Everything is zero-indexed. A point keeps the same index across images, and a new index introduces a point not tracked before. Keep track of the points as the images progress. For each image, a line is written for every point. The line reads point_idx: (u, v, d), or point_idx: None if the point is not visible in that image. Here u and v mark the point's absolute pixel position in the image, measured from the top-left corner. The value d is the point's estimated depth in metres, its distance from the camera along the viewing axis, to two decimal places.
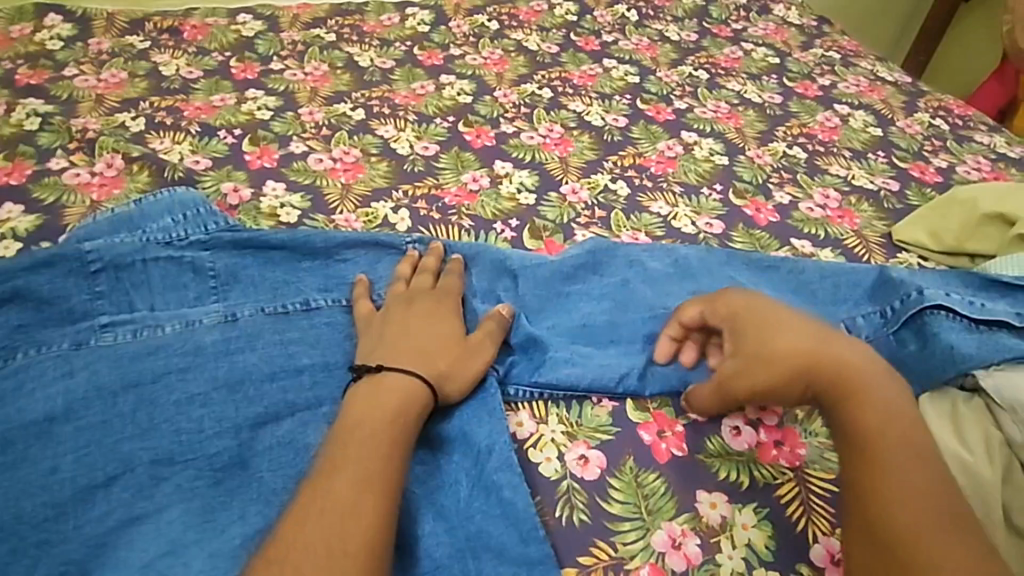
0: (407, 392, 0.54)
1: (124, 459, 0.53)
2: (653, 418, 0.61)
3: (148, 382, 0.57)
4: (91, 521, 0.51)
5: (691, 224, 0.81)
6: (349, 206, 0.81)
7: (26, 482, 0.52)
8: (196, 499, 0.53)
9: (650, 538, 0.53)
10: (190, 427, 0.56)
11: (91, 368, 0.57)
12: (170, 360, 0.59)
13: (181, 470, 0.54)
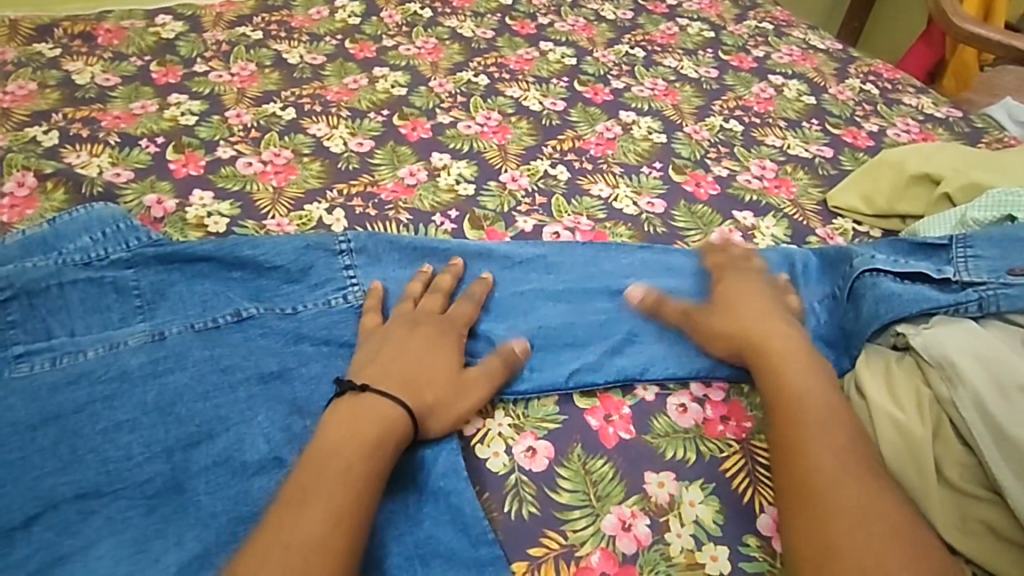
0: (385, 421, 0.52)
1: (45, 497, 0.51)
2: (599, 403, 0.60)
3: (70, 414, 0.55)
4: (14, 566, 0.48)
5: (632, 205, 0.81)
6: (281, 210, 0.78)
7: None
8: (129, 530, 0.50)
9: (599, 523, 0.53)
10: (117, 455, 0.53)
11: (5, 403, 0.54)
12: (93, 389, 0.56)
13: (110, 502, 0.51)
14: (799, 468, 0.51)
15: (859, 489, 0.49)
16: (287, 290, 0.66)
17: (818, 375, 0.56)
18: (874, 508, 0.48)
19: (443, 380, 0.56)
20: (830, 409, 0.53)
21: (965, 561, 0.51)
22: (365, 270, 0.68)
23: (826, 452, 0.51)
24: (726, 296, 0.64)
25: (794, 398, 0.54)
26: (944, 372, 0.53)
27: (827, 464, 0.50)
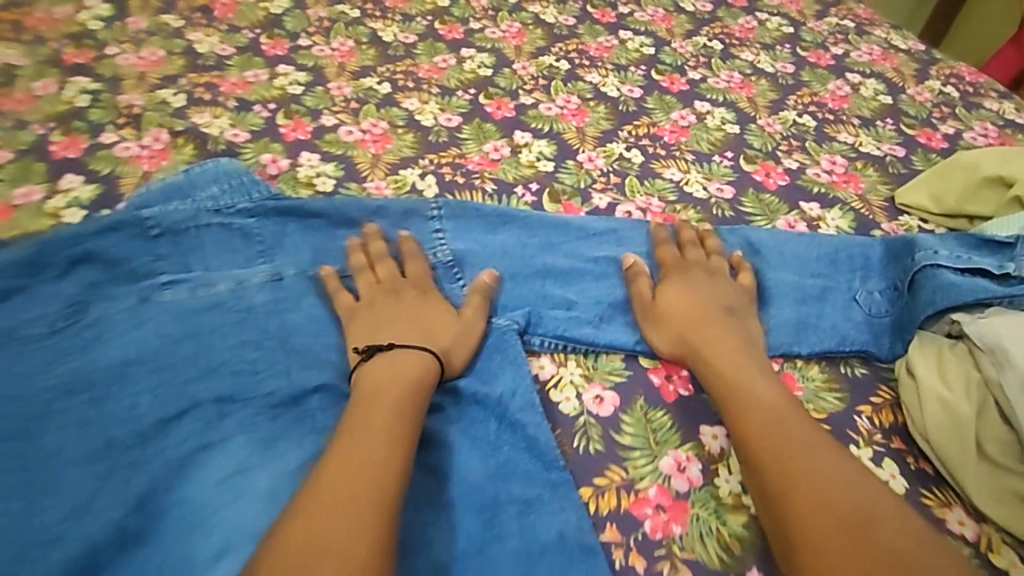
0: (418, 366, 0.60)
1: (191, 397, 0.61)
2: (662, 364, 0.66)
3: (208, 333, 0.65)
4: (169, 448, 0.58)
5: (702, 188, 0.86)
6: (378, 174, 0.86)
7: (110, 416, 0.59)
8: (258, 430, 0.60)
9: (657, 462, 0.59)
10: (247, 369, 0.63)
11: (158, 320, 0.65)
12: (227, 315, 0.66)
13: (242, 406, 0.61)
14: (751, 461, 0.54)
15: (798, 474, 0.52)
16: (386, 246, 0.74)
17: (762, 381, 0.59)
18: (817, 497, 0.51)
19: (454, 333, 0.64)
20: (764, 404, 0.57)
21: (998, 529, 0.55)
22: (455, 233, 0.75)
23: (765, 444, 0.55)
24: (665, 305, 0.67)
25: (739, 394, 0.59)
26: (994, 358, 0.56)
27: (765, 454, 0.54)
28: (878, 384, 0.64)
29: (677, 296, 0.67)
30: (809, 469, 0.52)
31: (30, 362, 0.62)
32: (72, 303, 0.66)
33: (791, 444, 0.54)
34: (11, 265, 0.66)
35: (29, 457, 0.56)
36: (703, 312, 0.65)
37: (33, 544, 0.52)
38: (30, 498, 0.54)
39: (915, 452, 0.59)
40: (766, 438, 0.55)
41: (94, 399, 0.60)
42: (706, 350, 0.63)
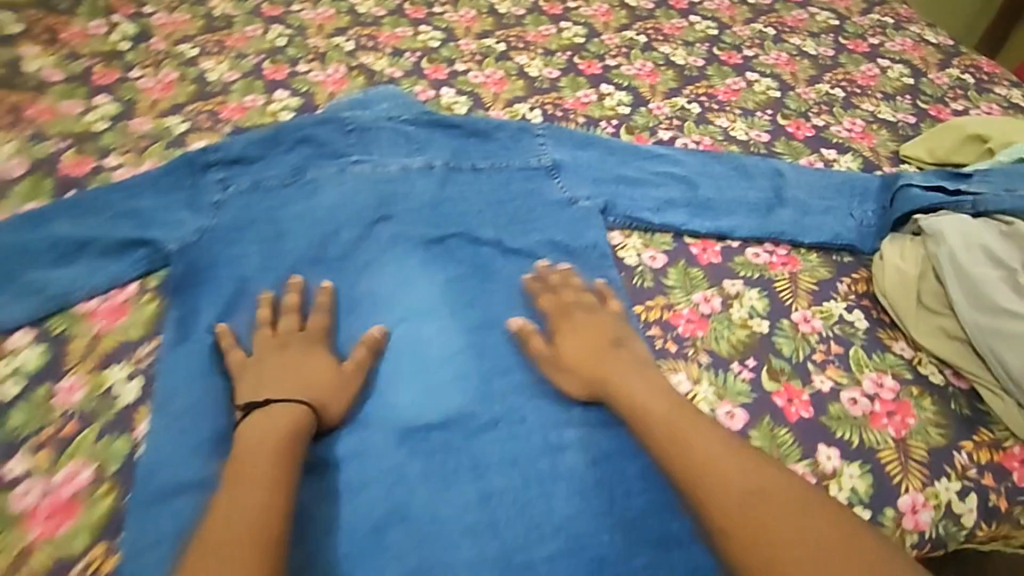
0: (293, 422, 0.67)
1: (378, 228, 0.91)
2: (700, 242, 0.92)
3: (386, 193, 0.95)
4: (365, 255, 0.88)
5: (745, 133, 1.11)
6: (499, 105, 1.13)
7: (329, 233, 0.90)
8: (421, 251, 0.89)
9: (690, 295, 0.85)
10: (413, 216, 0.93)
11: (354, 182, 0.96)
12: (398, 184, 0.96)
13: (410, 237, 0.90)
14: (715, 509, 0.57)
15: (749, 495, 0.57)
16: (505, 150, 1.02)
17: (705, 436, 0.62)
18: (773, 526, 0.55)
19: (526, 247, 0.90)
20: (699, 453, 0.61)
21: (927, 354, 0.78)
22: (555, 145, 1.03)
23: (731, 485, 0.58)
24: (568, 352, 0.75)
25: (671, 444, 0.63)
26: (932, 237, 0.80)
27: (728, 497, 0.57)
28: (858, 267, 0.89)
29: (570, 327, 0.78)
30: (758, 501, 0.56)
31: (276, 200, 0.94)
32: (295, 167, 0.97)
33: (751, 493, 0.57)
34: (259, 140, 0.99)
35: (278, 253, 0.87)
36: (604, 346, 0.74)
37: (286, 299, 0.83)
38: (283, 277, 0.86)
39: (877, 306, 0.83)
40: (673, 454, 0.62)
41: (318, 223, 0.91)
42: (623, 395, 0.70)
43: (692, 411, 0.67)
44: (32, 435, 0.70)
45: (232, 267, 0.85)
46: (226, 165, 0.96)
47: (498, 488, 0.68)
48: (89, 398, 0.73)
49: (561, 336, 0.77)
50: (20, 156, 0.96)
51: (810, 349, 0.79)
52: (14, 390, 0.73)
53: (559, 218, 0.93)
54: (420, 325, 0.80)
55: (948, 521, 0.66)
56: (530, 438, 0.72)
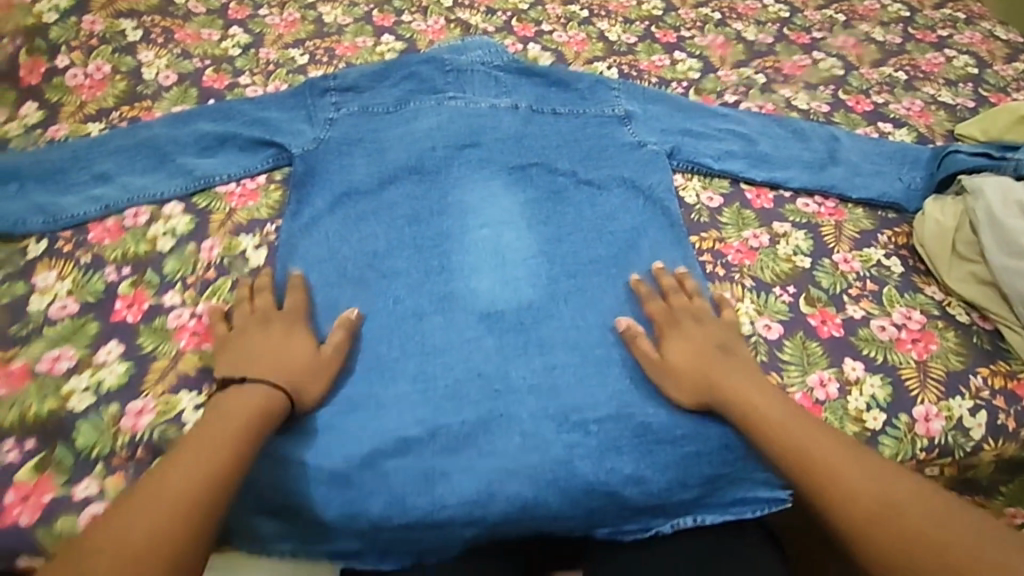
0: (249, 413, 0.66)
1: (467, 158, 0.98)
2: (755, 189, 1.02)
3: (475, 129, 1.01)
4: (456, 178, 0.96)
5: (806, 103, 1.19)
6: (580, 62, 1.25)
7: (424, 156, 0.98)
8: (505, 181, 0.97)
9: (741, 231, 0.95)
10: (498, 151, 1.00)
11: (447, 116, 1.03)
12: (487, 121, 1.03)
13: (495, 168, 0.98)
14: (848, 529, 0.61)
15: (878, 509, 0.61)
16: (585, 100, 1.08)
17: (822, 447, 0.66)
18: (899, 534, 0.59)
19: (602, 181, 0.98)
20: (823, 465, 0.64)
21: (955, 297, 0.86)
22: (629, 97, 1.09)
23: (856, 496, 0.62)
24: (672, 358, 0.77)
25: (792, 461, 0.66)
26: (973, 193, 0.87)
27: (858, 508, 0.61)
28: (900, 223, 0.98)
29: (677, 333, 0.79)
30: (889, 517, 0.60)
31: (376, 124, 1.01)
32: (398, 97, 1.05)
33: (878, 509, 0.61)
34: (370, 72, 1.07)
35: (383, 164, 0.96)
36: (711, 352, 0.76)
37: (384, 213, 0.91)
38: (384, 186, 0.94)
39: (913, 255, 0.91)
40: (796, 471, 0.65)
41: (415, 147, 0.98)
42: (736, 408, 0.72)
43: (813, 424, 0.69)
44: (183, 278, 0.83)
45: (336, 181, 0.94)
46: (339, 91, 1.04)
47: (562, 364, 0.78)
48: (226, 258, 0.85)
49: (666, 337, 0.79)
50: (171, 70, 1.13)
51: (846, 285, 0.88)
52: (168, 246, 0.86)
53: (627, 159, 1.01)
54: (503, 232, 0.90)
55: (957, 431, 0.74)
56: (592, 331, 0.81)
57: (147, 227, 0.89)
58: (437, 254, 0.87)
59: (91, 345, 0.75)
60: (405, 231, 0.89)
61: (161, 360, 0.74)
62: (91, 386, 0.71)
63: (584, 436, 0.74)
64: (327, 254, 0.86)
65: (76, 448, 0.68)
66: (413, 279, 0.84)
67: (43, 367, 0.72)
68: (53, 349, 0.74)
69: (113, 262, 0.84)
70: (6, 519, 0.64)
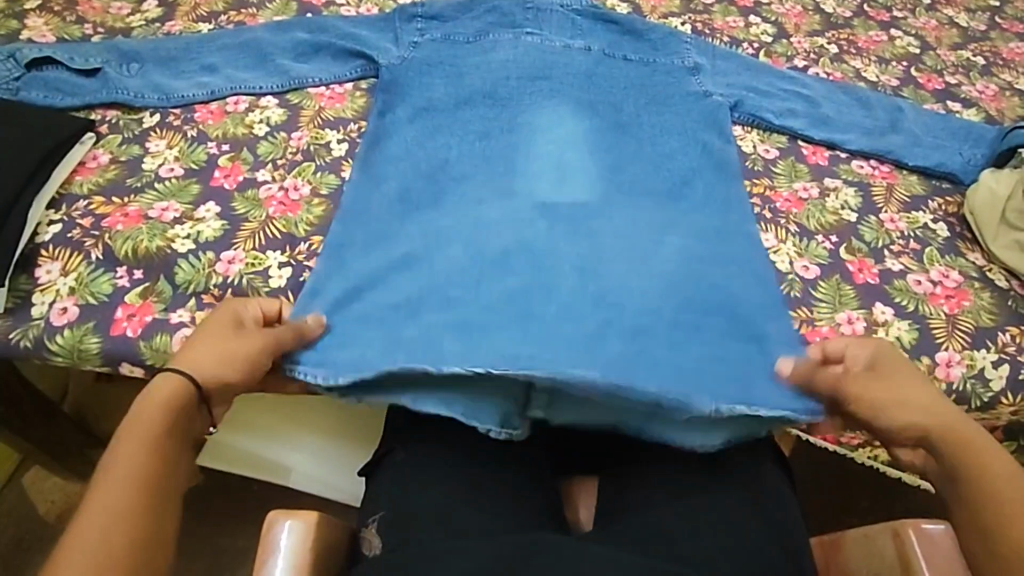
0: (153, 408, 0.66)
1: (535, 97, 1.00)
2: (812, 147, 1.03)
3: (547, 70, 1.02)
4: (524, 114, 0.98)
5: (876, 76, 1.20)
6: (655, 15, 1.26)
7: (496, 92, 0.99)
8: (569, 118, 0.98)
9: (793, 182, 0.98)
10: (567, 94, 1.00)
11: (522, 54, 1.03)
12: (560, 64, 1.03)
13: (562, 106, 0.99)
14: None
15: None
16: (659, 50, 1.06)
17: None
18: None
19: (665, 123, 0.99)
20: None
21: (997, 264, 0.90)
22: (700, 49, 1.07)
23: None
24: (902, 386, 0.72)
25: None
26: None
27: None
28: (952, 193, 1.00)
29: (870, 388, 0.73)
30: None
31: (451, 52, 1.03)
32: (478, 29, 1.05)
33: None
34: (456, 3, 1.06)
35: (458, 87, 0.99)
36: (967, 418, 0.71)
37: (453, 142, 0.95)
38: (457, 111, 0.98)
39: (962, 221, 0.94)
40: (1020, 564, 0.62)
41: (488, 83, 1.00)
42: (986, 473, 0.66)
43: None
44: (274, 159, 0.92)
45: (407, 108, 0.97)
46: (425, 18, 1.05)
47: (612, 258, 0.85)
48: (312, 145, 0.95)
49: (902, 373, 0.73)
50: None
51: (889, 241, 0.91)
52: (262, 131, 0.96)
53: (691, 109, 1.01)
54: (564, 154, 0.94)
55: (978, 381, 0.81)
56: (636, 243, 0.87)
57: (246, 114, 0.98)
58: (503, 171, 0.92)
59: (194, 202, 0.85)
60: (476, 146, 0.95)
61: (252, 222, 0.85)
62: (192, 235, 0.82)
63: (610, 323, 0.80)
64: (396, 167, 0.91)
65: (175, 283, 0.79)
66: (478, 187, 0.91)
67: (154, 215, 0.83)
68: (162, 201, 0.85)
69: (215, 139, 0.94)
70: (115, 330, 0.75)
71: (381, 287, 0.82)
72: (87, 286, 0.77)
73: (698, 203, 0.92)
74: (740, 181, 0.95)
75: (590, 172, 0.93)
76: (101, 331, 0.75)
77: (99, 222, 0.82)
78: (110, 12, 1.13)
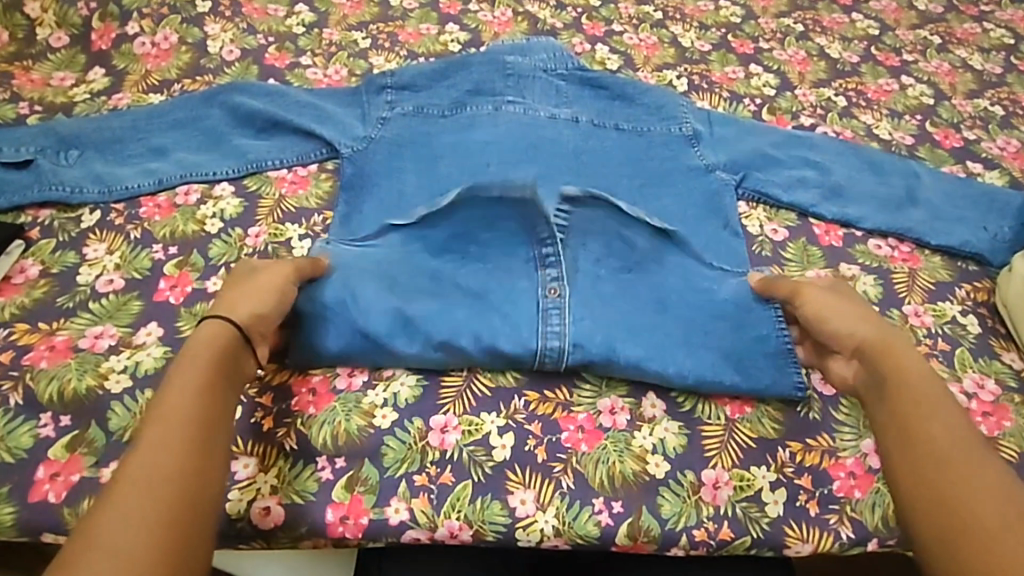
0: (212, 336, 0.66)
1: (520, 177, 0.90)
2: (824, 225, 0.94)
3: (531, 145, 0.92)
4: None
5: (888, 133, 1.11)
6: (648, 68, 1.16)
7: (475, 174, 0.90)
8: (556, 203, 0.88)
9: (805, 271, 0.88)
10: (556, 176, 0.90)
11: (505, 127, 0.93)
12: (547, 137, 0.93)
13: (549, 188, 0.89)
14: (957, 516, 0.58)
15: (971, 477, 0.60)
16: (653, 116, 0.97)
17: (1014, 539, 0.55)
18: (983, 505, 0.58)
19: (664, 209, 0.90)
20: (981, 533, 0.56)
21: None
22: (696, 112, 0.99)
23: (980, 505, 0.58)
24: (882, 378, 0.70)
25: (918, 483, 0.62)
26: None
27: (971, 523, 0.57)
28: (981, 277, 0.90)
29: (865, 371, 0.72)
30: None
31: (426, 128, 0.94)
32: (455, 100, 0.96)
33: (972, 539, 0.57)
34: (430, 69, 0.98)
35: (433, 175, 0.90)
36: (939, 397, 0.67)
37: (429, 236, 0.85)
38: (434, 198, 0.88)
39: (991, 313, 0.87)
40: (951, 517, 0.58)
41: (467, 163, 0.91)
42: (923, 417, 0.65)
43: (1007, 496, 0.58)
44: (227, 264, 0.83)
45: (376, 198, 0.88)
46: (396, 89, 0.96)
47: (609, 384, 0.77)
48: (271, 245, 0.85)
49: (894, 362, 0.70)
50: (235, 44, 1.10)
51: (915, 341, 0.83)
52: (215, 228, 0.86)
53: (692, 187, 0.92)
54: (558, 250, 0.82)
55: None
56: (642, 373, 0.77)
57: (197, 207, 0.88)
58: (494, 283, 0.80)
59: (132, 325, 0.76)
60: (454, 242, 0.83)
61: None
62: (129, 367, 0.72)
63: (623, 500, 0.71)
64: (359, 275, 0.79)
65: (109, 429, 0.69)
66: (465, 307, 0.78)
67: (86, 344, 0.74)
68: (96, 325, 0.75)
69: (161, 240, 0.84)
70: (35, 495, 0.65)
71: (352, 428, 0.72)
72: (4, 440, 0.67)
73: (708, 305, 0.80)
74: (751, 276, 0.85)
75: (588, 275, 0.81)
76: (17, 499, 0.65)
77: (21, 356, 0.73)
78: (51, 85, 1.03)
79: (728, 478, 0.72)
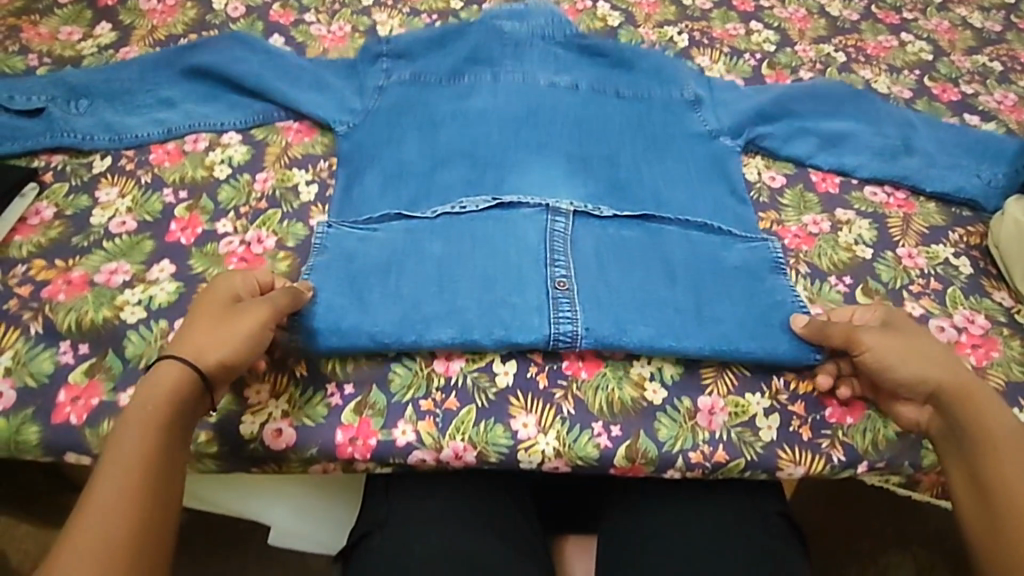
0: (173, 383, 0.64)
1: (523, 145, 0.89)
2: (821, 173, 0.95)
3: (532, 115, 0.92)
4: (511, 169, 0.87)
5: (887, 88, 1.12)
6: (650, 25, 1.17)
7: (478, 143, 0.89)
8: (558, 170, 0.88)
9: (801, 215, 0.90)
10: (559, 145, 0.90)
11: (505, 97, 0.93)
12: (547, 106, 0.93)
13: (552, 156, 0.89)
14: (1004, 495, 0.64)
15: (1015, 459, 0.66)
16: (654, 83, 0.97)
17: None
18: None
19: (668, 172, 0.90)
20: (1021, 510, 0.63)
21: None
22: (697, 78, 0.98)
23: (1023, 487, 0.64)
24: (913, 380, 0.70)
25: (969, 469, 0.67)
26: None
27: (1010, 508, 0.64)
28: (974, 223, 0.92)
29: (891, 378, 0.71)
30: None
31: (426, 98, 0.93)
32: (452, 68, 0.95)
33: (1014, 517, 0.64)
34: (427, 37, 0.96)
35: (434, 144, 0.89)
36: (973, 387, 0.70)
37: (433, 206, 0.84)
38: (436, 166, 0.88)
39: (983, 254, 0.88)
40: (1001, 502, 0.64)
41: (469, 132, 0.90)
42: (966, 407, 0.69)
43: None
44: (236, 207, 0.85)
45: (378, 167, 0.87)
46: (392, 57, 0.95)
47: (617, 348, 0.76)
48: (278, 190, 0.87)
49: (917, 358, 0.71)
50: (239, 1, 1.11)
51: (908, 280, 0.85)
52: (223, 173, 0.88)
53: (694, 152, 0.92)
54: (561, 227, 0.82)
55: None
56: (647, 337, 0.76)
57: (206, 154, 0.90)
58: (498, 262, 0.79)
59: (145, 262, 0.78)
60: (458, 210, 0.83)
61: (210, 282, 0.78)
62: (143, 301, 0.75)
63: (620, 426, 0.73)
64: (363, 251, 0.79)
65: (125, 357, 0.71)
66: (470, 284, 0.77)
67: (101, 279, 0.76)
68: (110, 262, 0.78)
69: (171, 184, 0.86)
70: (57, 417, 0.68)
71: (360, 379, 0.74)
72: (25, 366, 0.70)
73: (711, 279, 0.80)
74: (759, 240, 0.85)
75: (593, 256, 0.81)
76: (42, 419, 0.68)
77: (39, 291, 0.75)
78: (58, 39, 1.04)
79: (723, 405, 0.75)
